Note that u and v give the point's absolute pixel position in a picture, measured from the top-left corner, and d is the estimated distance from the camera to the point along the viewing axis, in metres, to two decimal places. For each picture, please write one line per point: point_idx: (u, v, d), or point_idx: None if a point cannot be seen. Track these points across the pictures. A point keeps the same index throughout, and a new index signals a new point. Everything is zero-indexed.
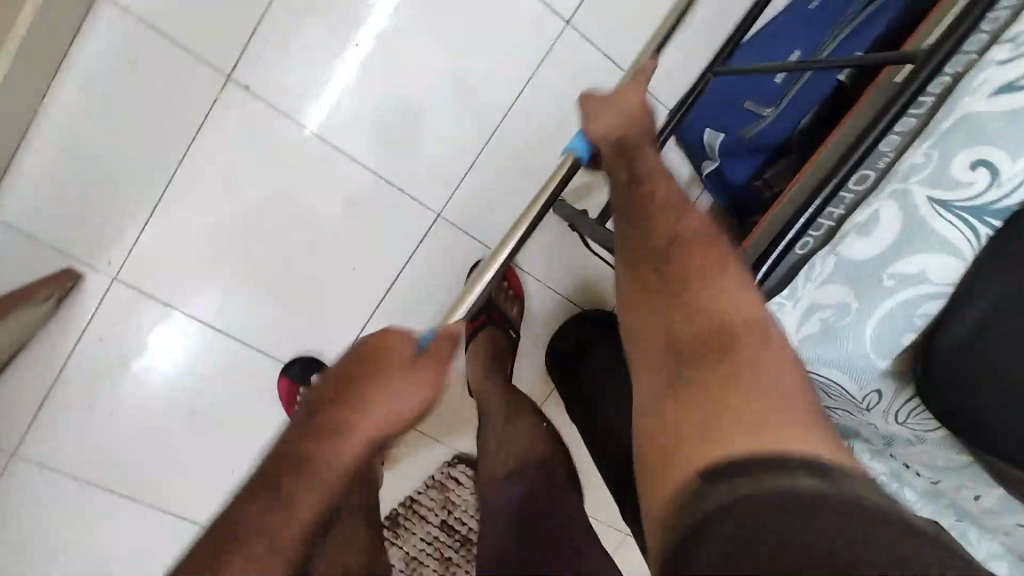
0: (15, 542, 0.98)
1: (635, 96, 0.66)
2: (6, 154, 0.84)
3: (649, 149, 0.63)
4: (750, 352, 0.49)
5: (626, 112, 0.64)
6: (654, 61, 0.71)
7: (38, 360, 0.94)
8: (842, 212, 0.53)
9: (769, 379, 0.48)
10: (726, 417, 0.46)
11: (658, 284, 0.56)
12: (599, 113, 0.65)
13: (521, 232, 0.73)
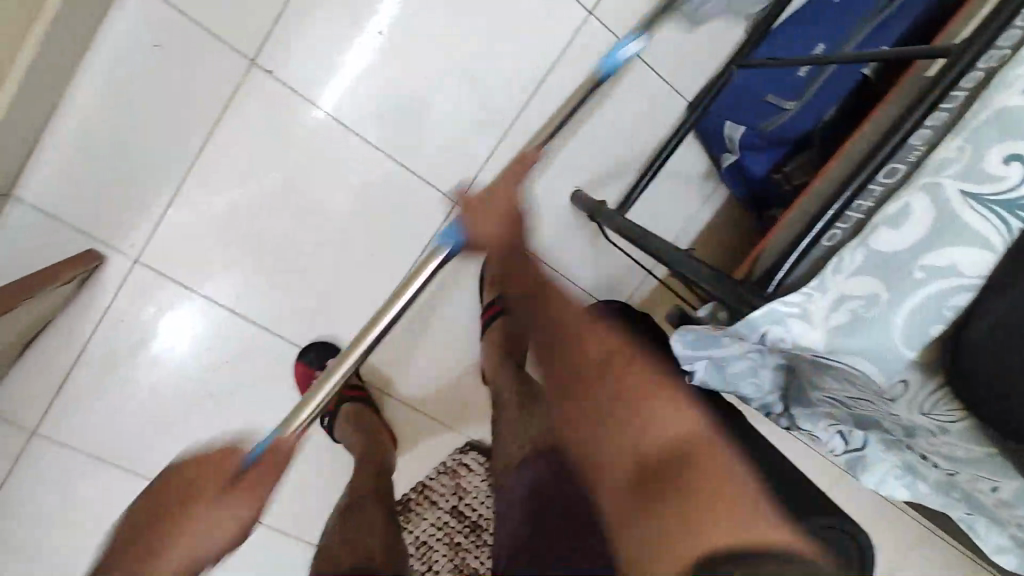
0: (35, 517, 1.00)
1: (505, 198, 0.80)
2: (31, 135, 0.84)
3: (534, 263, 0.81)
4: (707, 461, 0.57)
5: (501, 225, 0.79)
6: (536, 147, 0.81)
7: (60, 340, 0.95)
8: (870, 205, 0.49)
9: (714, 477, 0.56)
10: (705, 523, 0.52)
11: (599, 403, 0.65)
12: (483, 227, 0.78)
13: (356, 354, 0.73)
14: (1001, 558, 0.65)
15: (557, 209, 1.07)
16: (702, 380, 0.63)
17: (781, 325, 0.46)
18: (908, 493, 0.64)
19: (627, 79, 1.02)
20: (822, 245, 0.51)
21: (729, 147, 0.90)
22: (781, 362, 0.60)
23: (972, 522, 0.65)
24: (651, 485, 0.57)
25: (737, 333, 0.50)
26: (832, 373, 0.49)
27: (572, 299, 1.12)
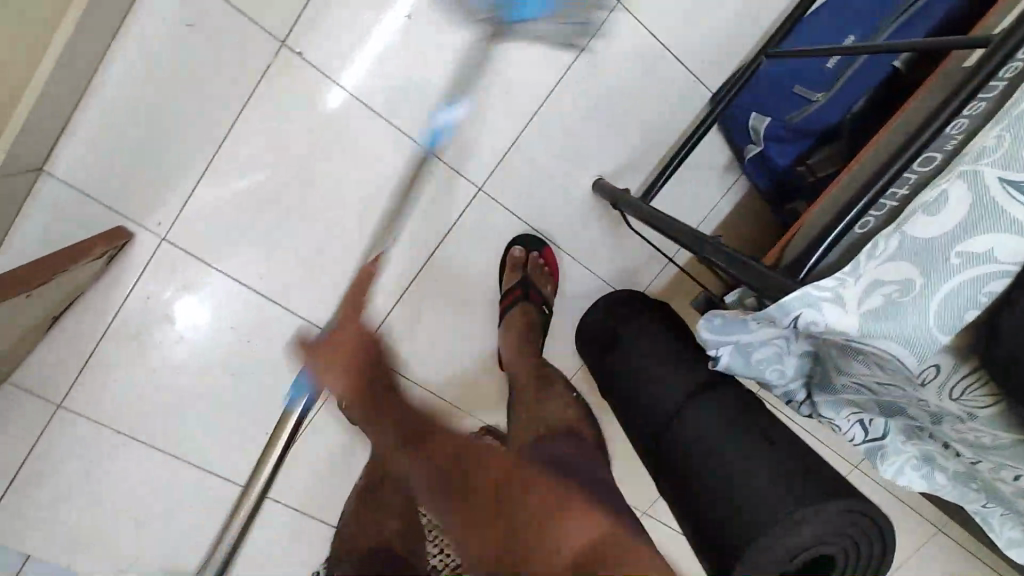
0: (60, 486, 1.02)
1: (346, 356, 0.76)
2: (66, 110, 0.86)
3: (395, 392, 0.77)
4: (616, 553, 0.65)
5: (352, 368, 0.76)
6: (373, 265, 0.83)
7: (87, 314, 0.97)
8: (905, 193, 0.50)
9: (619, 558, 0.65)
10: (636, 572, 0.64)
11: (506, 530, 0.66)
12: (330, 359, 0.76)
13: (259, 478, 0.80)
14: (1014, 552, 0.65)
15: (577, 199, 1.08)
16: (728, 367, 0.64)
17: (816, 309, 0.47)
18: (926, 484, 0.65)
19: (652, 70, 1.03)
20: (855, 232, 0.52)
21: (754, 138, 0.91)
22: (806, 349, 0.60)
23: (987, 515, 0.66)
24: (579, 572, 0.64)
25: (770, 316, 0.50)
26: (862, 358, 0.50)
27: (591, 288, 1.13)
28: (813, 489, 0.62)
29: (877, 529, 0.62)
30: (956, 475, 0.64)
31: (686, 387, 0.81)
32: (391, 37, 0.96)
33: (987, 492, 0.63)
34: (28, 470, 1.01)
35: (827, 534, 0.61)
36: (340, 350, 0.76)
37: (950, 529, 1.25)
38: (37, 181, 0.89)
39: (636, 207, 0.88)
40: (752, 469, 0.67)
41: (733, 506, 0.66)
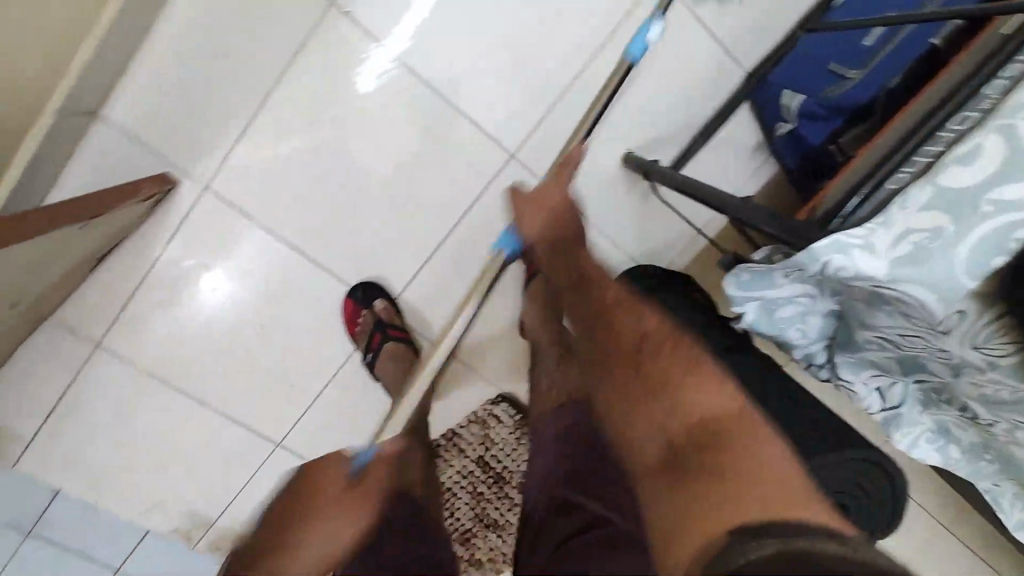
0: (101, 418, 1.10)
1: (557, 197, 0.94)
2: (120, 61, 0.90)
3: (578, 252, 0.92)
4: (741, 442, 0.64)
5: (549, 218, 0.93)
6: (581, 150, 0.94)
7: (129, 259, 1.02)
8: (941, 148, 0.51)
9: (751, 467, 0.61)
10: (733, 496, 0.59)
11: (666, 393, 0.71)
12: (531, 211, 0.93)
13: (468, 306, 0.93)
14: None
15: (609, 174, 1.09)
16: (750, 324, 0.66)
17: (845, 254, 0.49)
18: (939, 457, 0.67)
19: (692, 48, 1.03)
20: (889, 187, 0.53)
21: (785, 116, 0.95)
22: (831, 307, 0.63)
23: (997, 495, 0.68)
24: (686, 464, 0.65)
25: (798, 264, 0.52)
26: (888, 306, 0.52)
27: (615, 263, 1.15)
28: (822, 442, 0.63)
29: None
30: (969, 449, 0.65)
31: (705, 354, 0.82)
32: (413, 29, 0.98)
33: (1001, 466, 0.65)
34: (68, 401, 1.08)
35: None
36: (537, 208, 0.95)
37: (956, 529, 1.26)
38: (89, 126, 0.92)
39: (666, 176, 0.91)
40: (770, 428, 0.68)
41: None
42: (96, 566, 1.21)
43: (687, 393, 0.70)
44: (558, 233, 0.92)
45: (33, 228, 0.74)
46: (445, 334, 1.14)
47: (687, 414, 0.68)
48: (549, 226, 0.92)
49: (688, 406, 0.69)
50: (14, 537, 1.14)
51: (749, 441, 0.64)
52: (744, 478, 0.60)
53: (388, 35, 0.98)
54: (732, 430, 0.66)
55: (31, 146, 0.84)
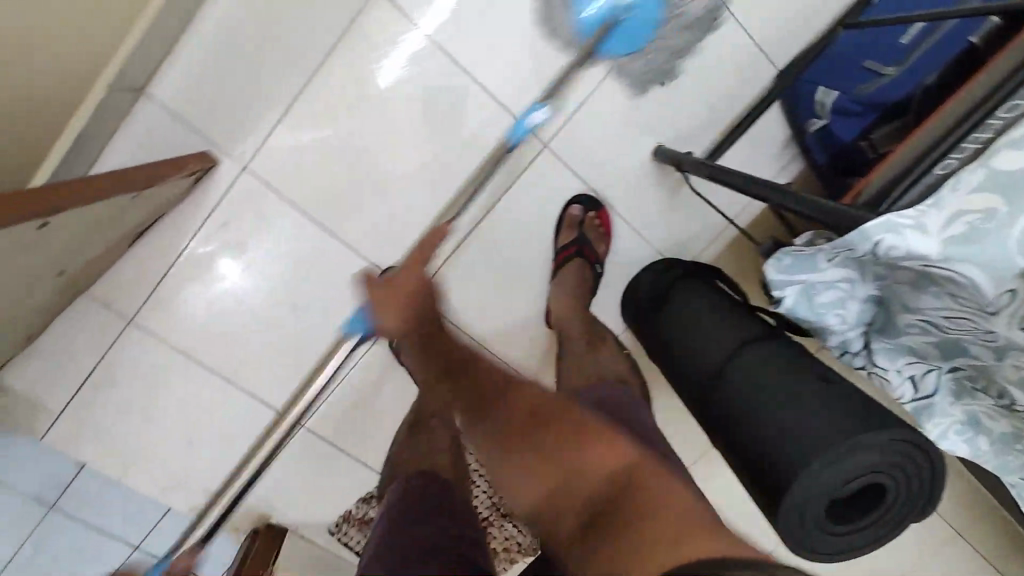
0: (128, 395, 1.11)
1: (415, 279, 0.76)
2: (171, 40, 0.92)
3: (442, 330, 0.76)
4: (648, 487, 0.67)
5: (405, 303, 0.75)
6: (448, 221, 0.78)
7: (167, 237, 1.04)
8: (989, 136, 0.52)
9: (657, 493, 0.66)
10: (647, 544, 0.62)
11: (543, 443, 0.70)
12: (388, 301, 0.75)
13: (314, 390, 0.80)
14: None
15: (638, 167, 1.11)
16: (789, 308, 0.67)
17: (897, 234, 0.51)
18: (968, 448, 0.68)
19: (723, 46, 1.06)
20: (935, 173, 0.53)
21: (818, 112, 0.97)
22: (871, 294, 0.63)
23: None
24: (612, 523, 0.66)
25: (850, 243, 0.55)
26: (935, 288, 0.55)
27: (641, 255, 1.17)
28: (860, 422, 0.64)
29: (928, 469, 0.65)
30: (999, 441, 0.66)
31: (737, 341, 0.83)
32: (434, 28, 1.02)
33: None
34: (97, 375, 1.09)
35: (879, 465, 0.63)
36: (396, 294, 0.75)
37: (969, 535, 1.29)
38: (135, 102, 0.94)
39: (699, 167, 0.93)
40: (799, 411, 0.68)
41: (773, 449, 0.68)
42: (117, 543, 1.21)
43: (594, 453, 0.69)
44: (422, 321, 0.75)
45: (81, 194, 0.75)
46: (472, 321, 1.16)
47: (592, 471, 0.68)
48: (410, 317, 0.75)
49: (593, 469, 0.68)
50: (38, 511, 1.14)
51: (655, 484, 0.67)
52: (657, 515, 0.64)
53: (422, 16, 1.01)
54: (643, 483, 0.67)
55: (81, 118, 0.86)
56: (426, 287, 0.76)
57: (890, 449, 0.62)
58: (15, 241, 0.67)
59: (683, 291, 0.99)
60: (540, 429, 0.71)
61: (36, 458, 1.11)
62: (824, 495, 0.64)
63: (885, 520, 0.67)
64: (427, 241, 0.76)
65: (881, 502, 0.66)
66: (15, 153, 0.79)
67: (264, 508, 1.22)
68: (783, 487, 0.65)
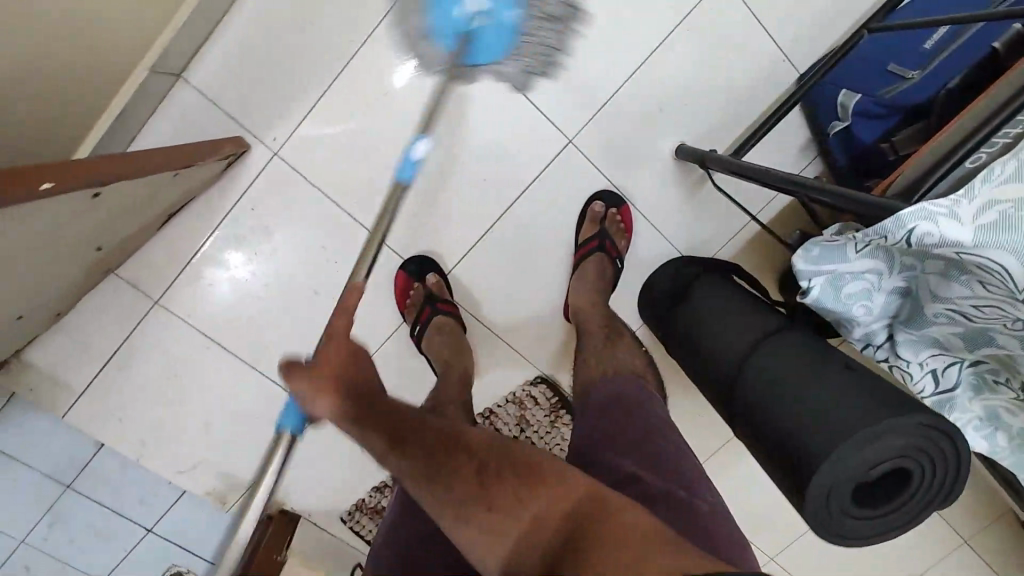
0: (148, 375, 1.12)
1: (341, 348, 0.68)
2: (210, 25, 0.96)
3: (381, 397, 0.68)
4: (603, 513, 0.59)
5: (336, 372, 0.67)
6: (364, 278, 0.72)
7: (198, 218, 1.07)
8: (1020, 130, 0.53)
9: (619, 519, 0.58)
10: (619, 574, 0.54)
11: (494, 492, 0.62)
12: (311, 381, 0.66)
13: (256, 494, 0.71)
14: None
15: (659, 164, 1.13)
16: (816, 299, 0.69)
17: (931, 222, 0.54)
18: (986, 444, 0.69)
19: (744, 48, 1.08)
20: (965, 166, 0.55)
21: (840, 114, 0.99)
22: (896, 286, 0.65)
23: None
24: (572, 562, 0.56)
25: (884, 232, 0.57)
26: (965, 275, 0.57)
27: (660, 252, 1.18)
28: (882, 409, 0.65)
29: (952, 457, 0.66)
30: (1017, 437, 0.67)
31: (758, 333, 0.85)
32: None
33: None
34: (121, 354, 1.10)
35: (902, 452, 0.65)
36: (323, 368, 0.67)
37: (974, 543, 1.29)
38: (172, 86, 0.99)
39: (723, 164, 0.97)
40: (819, 401, 0.70)
41: (793, 438, 0.71)
42: (131, 527, 1.20)
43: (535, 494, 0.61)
44: (354, 404, 0.66)
45: (115, 169, 0.77)
46: (491, 312, 1.17)
47: (546, 511, 0.60)
48: (345, 405, 0.66)
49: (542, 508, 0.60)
50: (56, 489, 1.14)
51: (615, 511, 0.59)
52: (617, 536, 0.56)
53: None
54: (599, 512, 0.59)
55: (122, 98, 0.91)
56: (357, 353, 0.69)
57: (914, 437, 0.64)
58: (56, 209, 0.70)
59: (703, 287, 1.01)
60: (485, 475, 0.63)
61: (56, 436, 1.12)
62: (849, 481, 0.66)
63: (909, 505, 0.69)
64: (351, 306, 0.68)
65: (904, 489, 0.68)
66: (61, 129, 0.84)
67: (278, 494, 1.22)
68: (809, 472, 0.67)
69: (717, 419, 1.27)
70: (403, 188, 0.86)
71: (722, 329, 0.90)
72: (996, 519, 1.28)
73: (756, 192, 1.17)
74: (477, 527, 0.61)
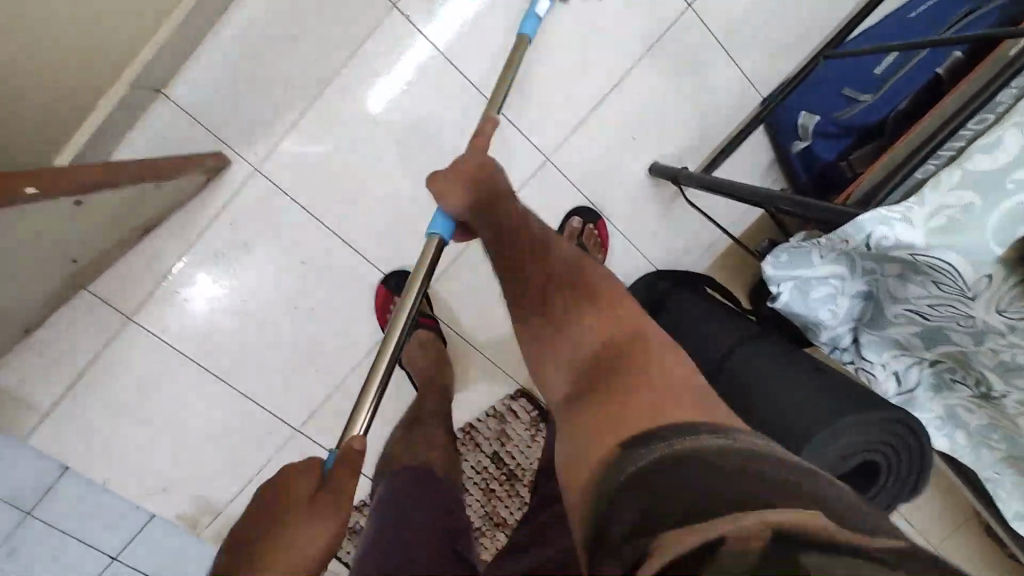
0: (118, 391, 1.09)
1: (466, 183, 0.76)
2: (191, 43, 0.97)
3: (533, 265, 0.70)
4: (650, 358, 0.59)
5: (465, 186, 0.76)
6: (495, 121, 0.82)
7: (174, 233, 1.06)
8: (961, 144, 0.59)
9: (657, 373, 0.58)
10: (646, 403, 0.54)
11: (560, 311, 0.66)
12: (452, 181, 0.76)
13: (400, 326, 0.74)
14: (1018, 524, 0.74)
15: (636, 180, 1.18)
16: (786, 304, 0.74)
17: (888, 226, 0.58)
18: (946, 443, 0.75)
19: (712, 72, 1.15)
20: (916, 176, 0.61)
21: (801, 134, 1.03)
22: (859, 290, 0.70)
23: (997, 482, 0.73)
24: (596, 385, 0.58)
25: (845, 236, 0.62)
26: (919, 277, 0.61)
27: (635, 266, 1.22)
28: (849, 404, 0.69)
29: (917, 451, 0.71)
30: (976, 435, 0.72)
31: (730, 340, 0.88)
32: (431, 48, 1.07)
33: (1004, 455, 0.72)
34: (92, 371, 1.07)
35: (869, 443, 0.69)
36: (459, 176, 0.77)
37: (941, 549, 1.33)
38: (153, 101, 0.99)
39: (694, 178, 1.03)
40: (792, 397, 0.74)
41: (768, 433, 0.74)
42: (95, 554, 1.14)
43: (587, 319, 0.65)
44: (484, 202, 0.76)
45: (101, 177, 0.79)
46: (472, 326, 1.18)
47: (582, 342, 0.63)
48: (467, 199, 0.76)
49: (580, 338, 0.63)
50: (15, 516, 1.08)
51: (653, 356, 0.60)
52: (647, 376, 0.57)
53: (428, 25, 1.06)
54: (640, 352, 0.60)
55: (105, 107, 0.91)
56: (477, 188, 0.76)
57: (880, 429, 0.68)
58: (47, 218, 0.72)
59: (676, 299, 1.04)
60: (548, 300, 0.67)
61: (19, 456, 1.06)
62: (823, 470, 0.69)
63: (880, 496, 0.73)
64: (483, 156, 0.79)
65: (874, 481, 0.72)
66: (32, 145, 0.83)
67: None
68: None
69: None
70: (526, 40, 0.93)
71: (695, 337, 0.93)
72: (957, 526, 1.33)
73: (727, 209, 1.22)
74: (527, 302, 0.68)
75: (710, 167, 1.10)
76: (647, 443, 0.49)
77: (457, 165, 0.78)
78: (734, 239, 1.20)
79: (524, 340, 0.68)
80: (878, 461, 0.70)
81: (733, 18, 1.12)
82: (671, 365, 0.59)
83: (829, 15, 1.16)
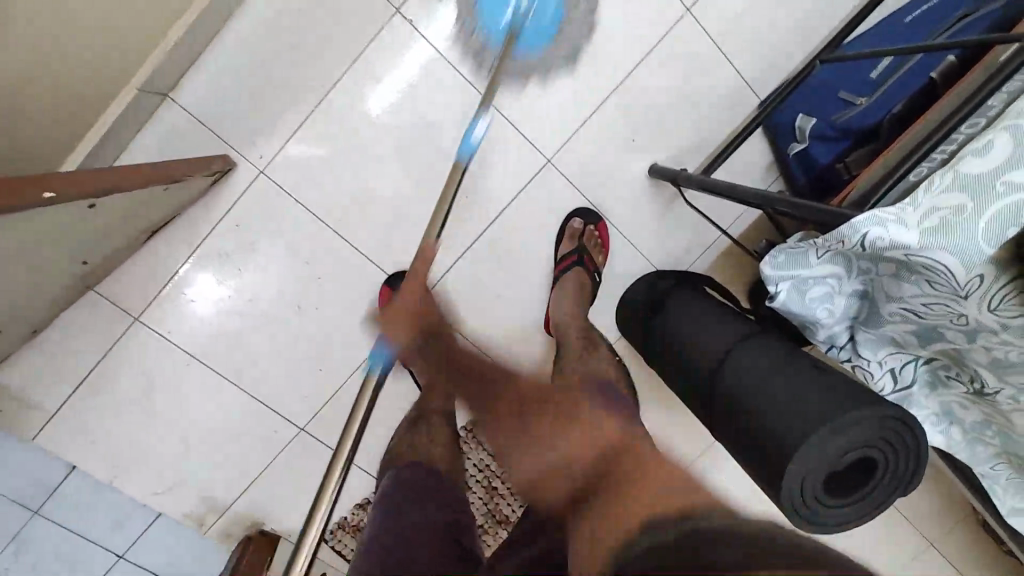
0: (125, 392, 1.10)
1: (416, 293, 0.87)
2: (197, 48, 0.98)
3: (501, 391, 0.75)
4: (636, 463, 0.60)
5: (415, 321, 0.87)
6: (435, 243, 0.87)
7: (180, 235, 1.07)
8: (954, 147, 0.62)
9: (654, 481, 0.57)
10: (636, 497, 0.55)
11: (538, 428, 0.67)
12: (398, 317, 0.87)
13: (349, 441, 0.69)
14: (1014, 517, 0.77)
15: (636, 182, 1.19)
16: (784, 303, 0.74)
17: (882, 227, 0.60)
18: (943, 439, 0.77)
19: (711, 75, 1.16)
20: (910, 178, 0.63)
21: (798, 137, 1.05)
22: (856, 289, 0.71)
23: (994, 478, 0.76)
24: (592, 497, 0.58)
25: (841, 236, 0.63)
26: (914, 277, 0.63)
27: (635, 266, 1.23)
28: (847, 401, 0.71)
29: (914, 446, 0.72)
30: (970, 431, 0.74)
31: (730, 338, 0.89)
32: (432, 51, 1.08)
33: (996, 449, 0.74)
34: (99, 371, 1.08)
35: (866, 439, 0.70)
36: (405, 307, 0.87)
37: (939, 546, 1.35)
38: (160, 105, 1.00)
39: (693, 180, 1.04)
40: (791, 395, 0.75)
41: (767, 430, 0.75)
42: (102, 553, 1.16)
43: (567, 434, 0.65)
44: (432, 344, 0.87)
45: (113, 180, 0.81)
46: (475, 326, 1.20)
47: (574, 454, 0.62)
48: (414, 337, 0.86)
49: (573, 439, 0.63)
50: (23, 515, 1.09)
51: (641, 462, 0.60)
52: (640, 482, 0.57)
53: (428, 26, 1.07)
54: (627, 458, 0.61)
55: (113, 112, 0.92)
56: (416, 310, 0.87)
57: (877, 426, 0.70)
58: (60, 220, 0.74)
59: (676, 299, 1.05)
60: (530, 417, 0.69)
61: (27, 456, 1.07)
62: (822, 466, 0.71)
63: (878, 491, 0.75)
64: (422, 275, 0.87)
65: (872, 476, 0.74)
66: (42, 149, 0.85)
67: (260, 513, 1.20)
68: (786, 457, 0.71)
69: (693, 428, 1.31)
70: (464, 165, 0.93)
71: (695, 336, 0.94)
72: (955, 523, 1.35)
73: (726, 210, 1.24)
74: (507, 429, 0.70)
75: (711, 169, 1.12)
76: (644, 539, 0.50)
77: (407, 293, 0.87)
78: (734, 240, 1.22)
79: (517, 470, 0.68)
80: (876, 457, 0.72)
81: (731, 22, 1.14)
82: (657, 466, 0.60)
83: (826, 19, 1.17)
